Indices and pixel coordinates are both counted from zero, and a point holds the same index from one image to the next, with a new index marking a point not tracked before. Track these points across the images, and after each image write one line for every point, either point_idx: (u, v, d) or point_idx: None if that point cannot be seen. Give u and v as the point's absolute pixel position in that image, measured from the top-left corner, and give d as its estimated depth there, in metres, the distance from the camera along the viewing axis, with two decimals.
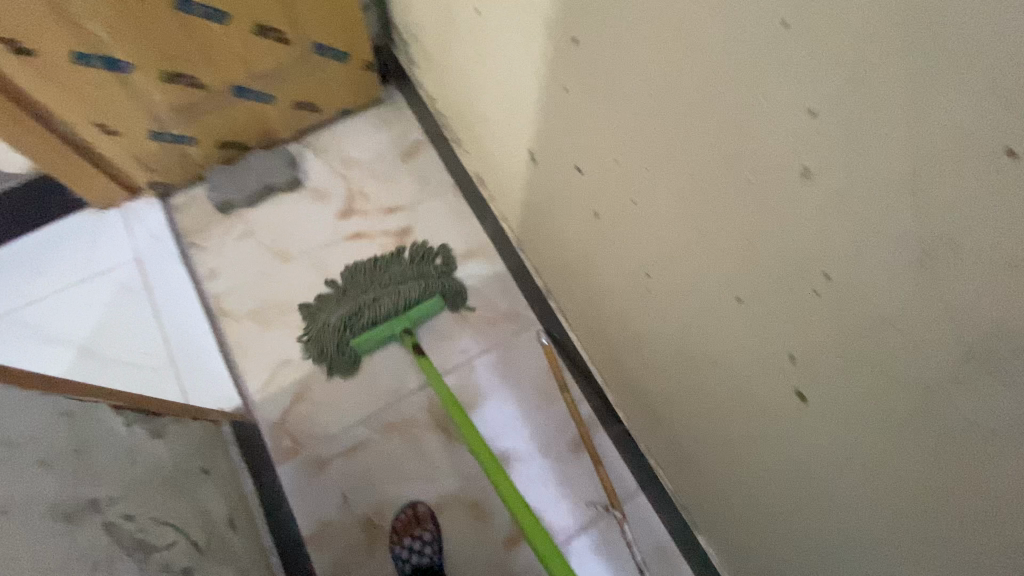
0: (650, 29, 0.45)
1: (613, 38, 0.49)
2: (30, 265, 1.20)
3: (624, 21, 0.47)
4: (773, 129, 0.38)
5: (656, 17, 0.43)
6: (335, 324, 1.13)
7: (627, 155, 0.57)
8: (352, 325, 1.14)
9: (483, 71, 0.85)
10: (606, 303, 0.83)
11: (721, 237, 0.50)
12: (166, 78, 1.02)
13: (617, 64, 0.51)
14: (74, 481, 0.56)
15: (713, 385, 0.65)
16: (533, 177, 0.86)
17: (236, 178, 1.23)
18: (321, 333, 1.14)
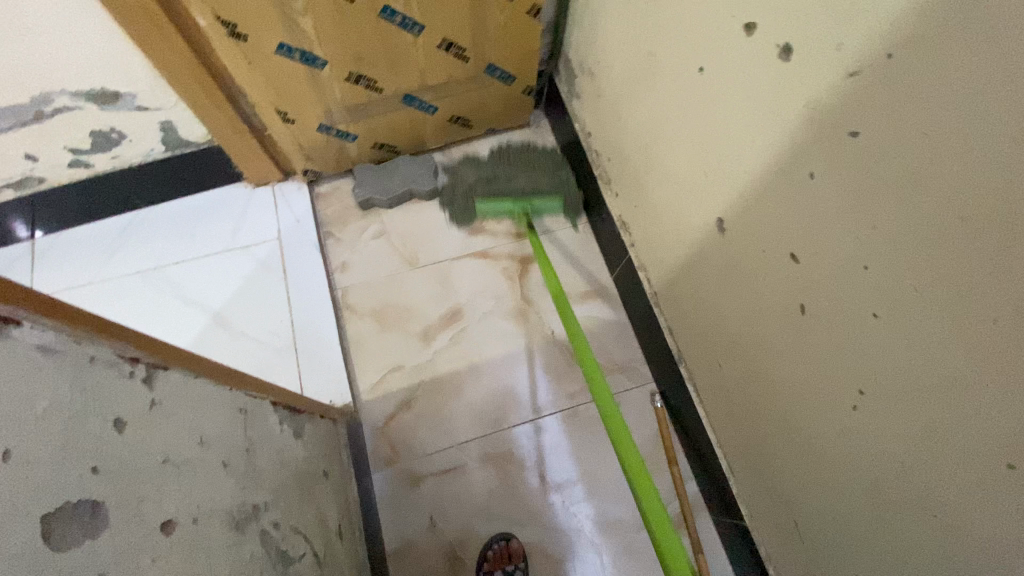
0: (994, 154, 0.39)
1: (925, 145, 0.44)
2: (184, 227, 1.27)
3: (949, 134, 0.42)
4: None
5: (1010, 144, 0.38)
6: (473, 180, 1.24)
7: (887, 267, 0.51)
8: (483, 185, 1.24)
9: (681, 129, 0.81)
10: (769, 395, 0.77)
11: (1011, 393, 0.43)
12: (350, 79, 1.05)
13: (916, 173, 0.46)
14: (246, 484, 0.56)
15: (912, 531, 0.58)
16: (712, 245, 0.81)
17: (382, 180, 1.26)
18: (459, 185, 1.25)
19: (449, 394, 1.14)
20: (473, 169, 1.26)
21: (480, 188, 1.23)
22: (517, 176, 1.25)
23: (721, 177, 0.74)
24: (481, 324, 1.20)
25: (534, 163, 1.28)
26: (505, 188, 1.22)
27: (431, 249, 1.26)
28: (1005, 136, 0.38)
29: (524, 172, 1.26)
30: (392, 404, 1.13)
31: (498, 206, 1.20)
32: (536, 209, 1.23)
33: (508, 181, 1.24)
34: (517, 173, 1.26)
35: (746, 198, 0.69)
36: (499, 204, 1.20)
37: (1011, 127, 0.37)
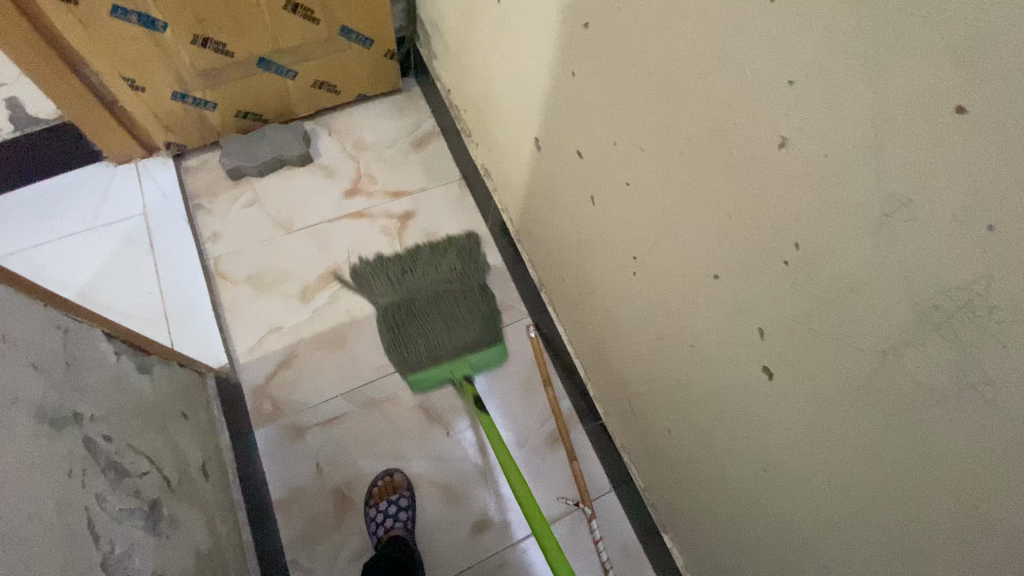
0: (654, 11, 0.49)
1: (623, 18, 0.53)
2: (40, 210, 1.22)
3: (631, 3, 0.51)
4: (756, 100, 0.41)
5: (659, 0, 0.47)
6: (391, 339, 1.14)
7: (626, 136, 0.60)
8: (403, 310, 1.16)
9: (500, 62, 0.89)
10: (594, 291, 0.86)
11: (703, 213, 0.53)
12: (197, 42, 1.06)
13: (621, 46, 0.55)
14: (63, 391, 0.57)
15: (686, 371, 0.68)
16: (537, 165, 0.90)
17: (251, 148, 1.27)
18: (369, 275, 1.21)
19: (331, 348, 1.17)
20: (390, 312, 1.16)
21: (393, 324, 1.15)
22: (437, 318, 1.15)
23: (530, 97, 0.82)
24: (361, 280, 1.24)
25: (448, 305, 1.17)
26: (442, 347, 1.13)
27: (307, 213, 1.28)
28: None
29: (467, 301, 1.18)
30: (272, 363, 1.14)
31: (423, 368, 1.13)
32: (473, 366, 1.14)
33: (451, 330, 1.15)
34: (444, 317, 1.16)
35: (545, 110, 0.78)
36: (432, 371, 1.12)
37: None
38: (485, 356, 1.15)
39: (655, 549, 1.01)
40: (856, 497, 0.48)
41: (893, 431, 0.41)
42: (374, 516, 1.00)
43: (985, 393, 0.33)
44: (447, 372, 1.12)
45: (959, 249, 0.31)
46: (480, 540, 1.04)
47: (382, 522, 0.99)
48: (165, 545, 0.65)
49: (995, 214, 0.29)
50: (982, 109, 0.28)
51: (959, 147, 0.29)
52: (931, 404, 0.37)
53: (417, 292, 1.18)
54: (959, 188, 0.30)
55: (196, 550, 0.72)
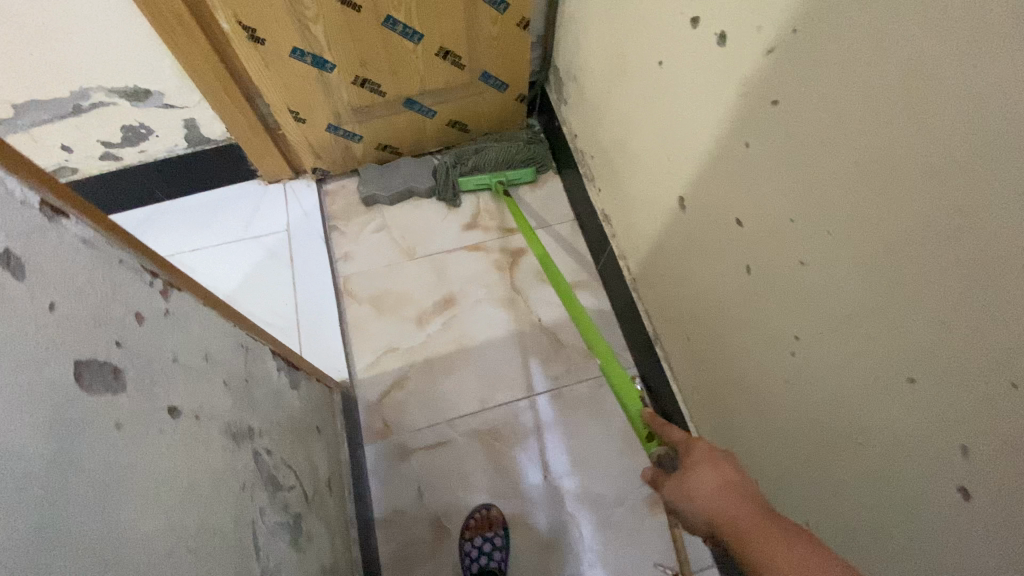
0: (873, 101, 0.47)
1: (826, 102, 0.52)
2: (203, 219, 1.38)
3: (841, 88, 0.49)
4: (1004, 213, 0.38)
5: (884, 92, 0.45)
6: (448, 162, 1.37)
7: (806, 215, 0.58)
8: (460, 163, 1.37)
9: (648, 119, 0.90)
10: (728, 359, 0.83)
11: (902, 313, 0.49)
12: (357, 82, 1.16)
13: (819, 127, 0.53)
14: (242, 407, 0.63)
15: (844, 466, 0.63)
16: (677, 222, 0.88)
17: (385, 178, 1.36)
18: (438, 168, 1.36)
19: (440, 374, 1.20)
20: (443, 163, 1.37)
21: (458, 166, 1.36)
22: (493, 151, 1.38)
23: (682, 157, 0.82)
24: (473, 311, 1.27)
25: (494, 134, 1.42)
26: (485, 165, 1.37)
27: (429, 241, 1.35)
28: (878, 86, 0.46)
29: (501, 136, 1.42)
30: (385, 383, 1.19)
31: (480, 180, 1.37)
32: (510, 179, 1.38)
33: (486, 152, 1.39)
34: (486, 145, 1.40)
35: (700, 172, 0.77)
36: (476, 177, 1.35)
37: (882, 77, 0.45)
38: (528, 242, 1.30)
39: None
40: None
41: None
42: (469, 550, 1.00)
43: None
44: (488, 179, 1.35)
45: None
46: None
47: (476, 558, 0.99)
48: (302, 560, 0.69)
49: None
50: None
51: None
52: None
53: (467, 149, 1.39)
54: None
55: (321, 566, 0.75)
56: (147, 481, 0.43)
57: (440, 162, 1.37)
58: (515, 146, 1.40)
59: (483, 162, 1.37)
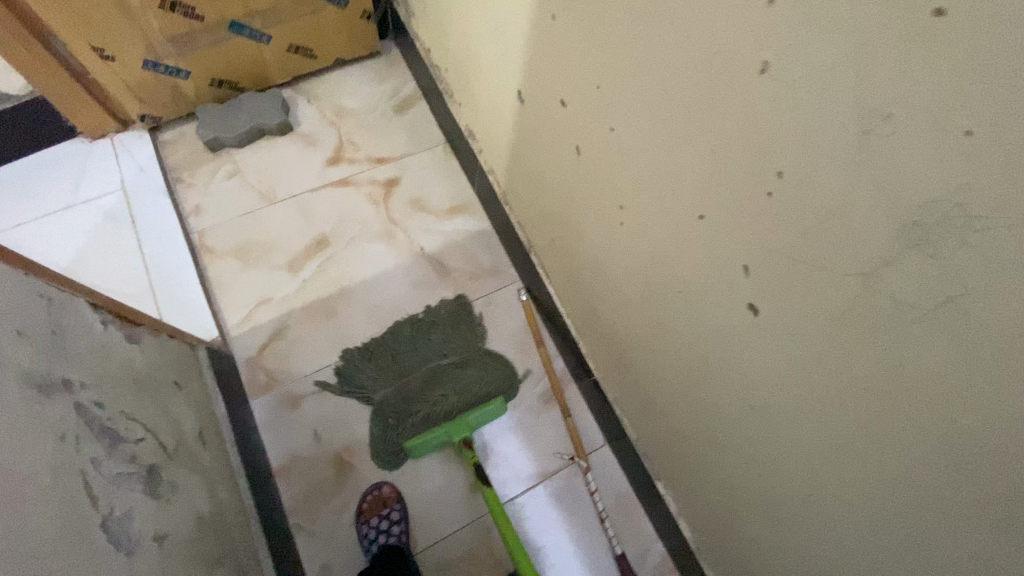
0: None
1: None
2: (13, 188, 1.19)
3: None
4: (735, 27, 0.41)
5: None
6: (379, 401, 1.10)
7: (609, 81, 0.59)
8: (394, 420, 1.09)
9: (479, 13, 0.86)
10: (581, 246, 0.86)
11: (683, 152, 0.52)
12: (163, 5, 1.02)
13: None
14: (47, 357, 0.57)
15: (674, 318, 0.68)
16: (521, 120, 0.88)
17: (229, 119, 1.24)
18: (366, 430, 1.08)
19: (322, 318, 1.16)
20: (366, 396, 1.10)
21: (386, 430, 1.08)
22: (440, 390, 1.11)
23: (512, 48, 0.80)
24: (349, 248, 1.22)
25: (432, 354, 1.15)
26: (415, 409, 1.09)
27: (291, 182, 1.26)
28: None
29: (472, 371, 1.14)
30: (264, 335, 1.13)
31: (429, 439, 1.04)
32: (472, 424, 1.06)
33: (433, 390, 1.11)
34: (433, 379, 1.12)
35: (527, 59, 0.76)
36: (423, 435, 1.03)
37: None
38: (485, 411, 1.06)
39: (649, 495, 1.03)
40: (844, 424, 0.49)
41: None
42: (367, 533, 0.99)
43: (956, 300, 0.34)
44: (437, 436, 1.03)
45: (940, 155, 0.31)
46: (478, 499, 1.06)
47: (375, 538, 0.99)
48: (165, 507, 0.66)
49: (975, 120, 0.29)
50: (959, 9, 0.27)
51: (935, 54, 0.29)
52: (909, 318, 0.38)
53: (398, 364, 1.13)
54: (939, 95, 0.30)
55: (198, 514, 0.73)
56: None
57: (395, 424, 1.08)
58: (448, 349, 1.16)
59: (429, 413, 1.09)
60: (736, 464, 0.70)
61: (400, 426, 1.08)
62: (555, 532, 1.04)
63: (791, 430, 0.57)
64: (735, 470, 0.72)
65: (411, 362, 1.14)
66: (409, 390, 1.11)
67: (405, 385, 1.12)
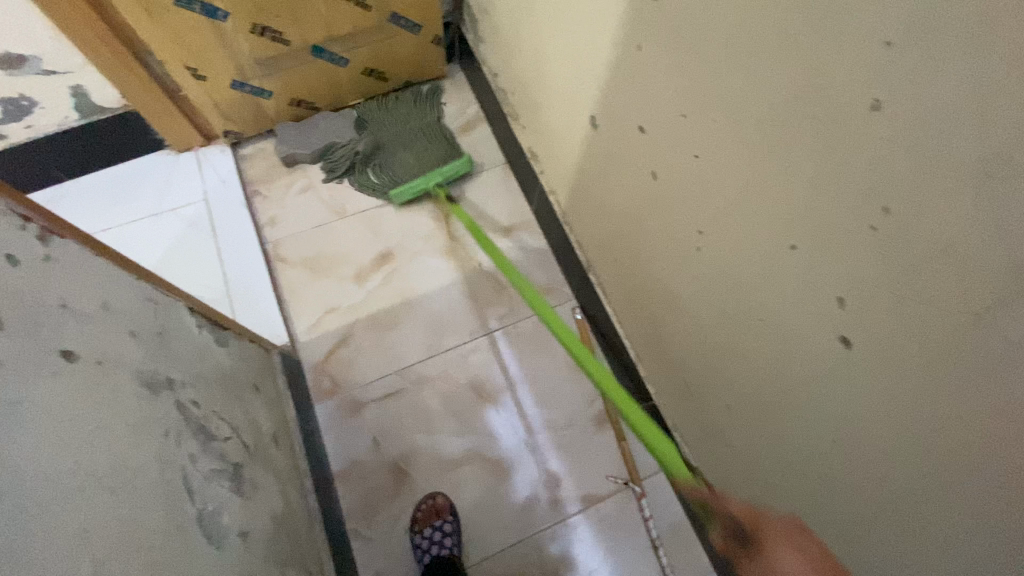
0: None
1: None
2: (111, 196, 1.29)
3: None
4: (845, 65, 0.41)
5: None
6: (378, 180, 1.30)
7: (696, 110, 0.60)
8: (362, 152, 1.31)
9: (555, 41, 0.89)
10: (649, 269, 0.86)
11: (776, 183, 0.52)
12: (255, 31, 1.10)
13: (694, 18, 0.55)
14: (155, 358, 0.61)
15: (752, 347, 0.67)
16: (592, 144, 0.90)
17: (304, 136, 1.31)
18: (340, 156, 1.31)
19: (384, 328, 1.20)
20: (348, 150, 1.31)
21: (362, 165, 1.32)
22: (397, 129, 1.33)
23: (589, 75, 0.82)
24: (411, 262, 1.27)
25: (397, 115, 1.36)
26: (404, 155, 1.31)
27: (359, 198, 1.32)
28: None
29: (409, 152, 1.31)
30: (328, 342, 1.18)
31: (415, 186, 1.25)
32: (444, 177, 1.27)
33: (390, 131, 1.33)
34: (389, 127, 1.34)
35: (605, 86, 0.78)
36: (409, 187, 1.25)
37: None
38: (458, 166, 1.27)
39: (706, 527, 1.01)
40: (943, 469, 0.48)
41: (968, 389, 0.42)
42: (420, 542, 1.00)
43: None
44: (422, 185, 1.25)
45: None
46: (530, 517, 1.06)
47: (428, 548, 0.99)
48: (246, 505, 0.69)
49: None
50: None
51: None
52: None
53: (381, 124, 1.34)
54: None
55: (272, 514, 0.76)
56: (27, 421, 0.41)
57: (344, 145, 1.31)
58: (406, 111, 1.37)
59: (383, 141, 1.32)
60: (811, 501, 0.68)
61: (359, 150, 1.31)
62: (606, 556, 1.03)
63: (879, 470, 0.55)
64: (810, 507, 0.69)
65: (395, 118, 1.36)
66: (378, 138, 1.32)
67: (382, 130, 1.33)
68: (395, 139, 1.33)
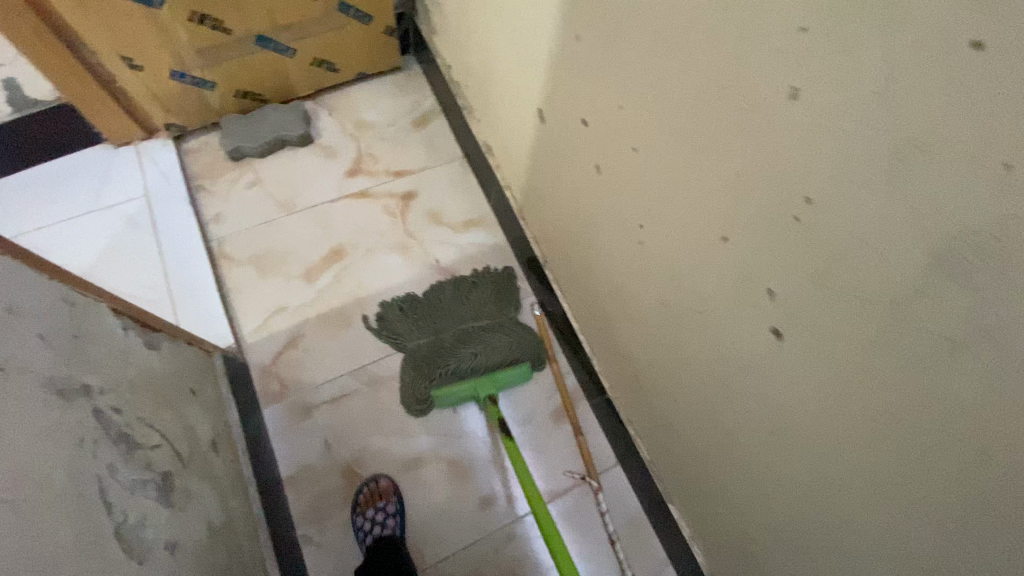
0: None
1: None
2: (41, 193, 1.21)
3: None
4: (765, 52, 0.41)
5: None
6: (411, 365, 1.11)
7: (632, 101, 0.59)
8: (432, 361, 1.11)
9: (502, 32, 0.88)
10: (599, 263, 0.85)
11: (708, 174, 0.52)
12: (193, 18, 1.05)
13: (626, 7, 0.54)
14: (69, 362, 0.57)
15: (694, 340, 0.67)
16: (541, 138, 0.89)
17: (251, 130, 1.27)
18: (415, 385, 1.10)
19: (336, 328, 1.16)
20: (420, 352, 1.12)
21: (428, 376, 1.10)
22: (467, 343, 1.12)
23: (534, 67, 0.81)
24: (365, 259, 1.23)
25: (445, 309, 1.16)
26: (467, 368, 1.09)
27: (310, 193, 1.28)
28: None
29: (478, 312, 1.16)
30: (278, 343, 1.14)
31: (457, 393, 1.07)
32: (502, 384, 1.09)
33: (467, 340, 1.12)
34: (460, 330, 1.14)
35: (549, 78, 0.77)
36: (454, 390, 1.07)
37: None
38: (516, 375, 1.09)
39: (661, 519, 1.02)
40: (869, 455, 0.48)
41: (891, 374, 0.42)
42: (362, 524, 0.98)
43: (993, 334, 0.33)
44: (472, 391, 1.07)
45: (977, 188, 0.31)
46: (487, 516, 1.05)
47: (370, 529, 0.97)
48: (176, 515, 0.66)
49: (1013, 151, 0.28)
50: (1001, 44, 0.27)
51: (975, 86, 0.29)
52: (942, 351, 0.37)
53: (445, 321, 1.15)
54: (978, 128, 0.30)
55: (208, 524, 0.72)
56: None
57: (422, 377, 1.10)
58: (484, 313, 1.16)
59: (462, 368, 1.09)
60: (754, 491, 0.69)
61: (450, 361, 1.10)
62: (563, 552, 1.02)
63: (813, 458, 0.56)
64: (753, 497, 0.70)
65: (444, 313, 1.16)
66: (439, 342, 1.13)
67: (436, 337, 1.14)
68: (468, 347, 1.12)
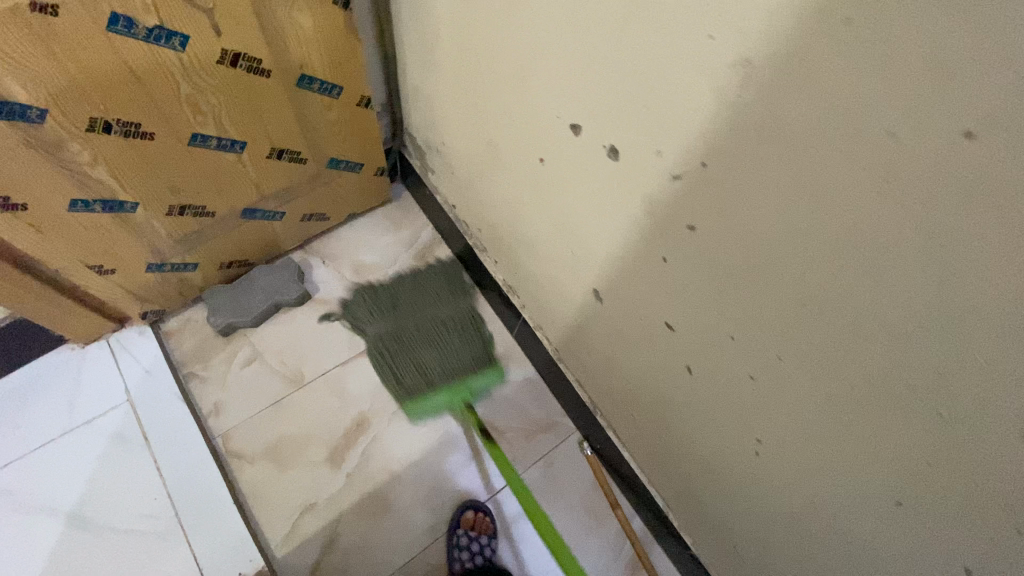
0: (821, 255, 0.42)
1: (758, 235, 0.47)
2: (0, 418, 1.03)
3: (779, 224, 0.44)
4: (983, 382, 0.36)
5: (830, 248, 0.41)
6: (374, 349, 1.17)
7: (748, 338, 0.55)
8: (394, 349, 1.17)
9: (538, 207, 0.82)
10: (682, 441, 0.80)
11: (876, 443, 0.47)
12: (172, 212, 0.92)
13: (751, 262, 0.49)
14: None
15: (832, 556, 0.62)
16: (594, 311, 0.83)
17: (241, 300, 1.14)
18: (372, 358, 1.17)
19: (376, 515, 1.04)
20: (376, 349, 1.17)
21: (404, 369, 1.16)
22: (429, 343, 1.17)
23: (587, 253, 0.76)
24: (392, 425, 1.12)
25: (423, 316, 1.21)
26: (433, 373, 1.15)
27: (318, 358, 1.16)
28: (827, 239, 0.41)
29: (450, 321, 1.21)
30: (314, 549, 1.01)
31: (431, 405, 1.14)
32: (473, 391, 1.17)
33: (416, 335, 1.18)
34: (409, 335, 1.18)
35: (612, 270, 0.72)
36: (430, 402, 1.13)
37: (826, 231, 0.41)
38: (485, 380, 1.17)
39: None
40: None
41: None
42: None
43: None
44: (447, 403, 1.14)
45: None
46: None
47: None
48: None
49: None
50: None
51: None
52: None
53: (409, 319, 1.20)
54: None
55: None
56: None
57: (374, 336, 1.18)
58: (441, 307, 1.22)
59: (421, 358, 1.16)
60: None
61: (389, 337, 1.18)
62: None
63: None
64: None
65: (418, 310, 1.21)
66: (399, 333, 1.18)
67: (404, 324, 1.19)
68: (430, 347, 1.17)
